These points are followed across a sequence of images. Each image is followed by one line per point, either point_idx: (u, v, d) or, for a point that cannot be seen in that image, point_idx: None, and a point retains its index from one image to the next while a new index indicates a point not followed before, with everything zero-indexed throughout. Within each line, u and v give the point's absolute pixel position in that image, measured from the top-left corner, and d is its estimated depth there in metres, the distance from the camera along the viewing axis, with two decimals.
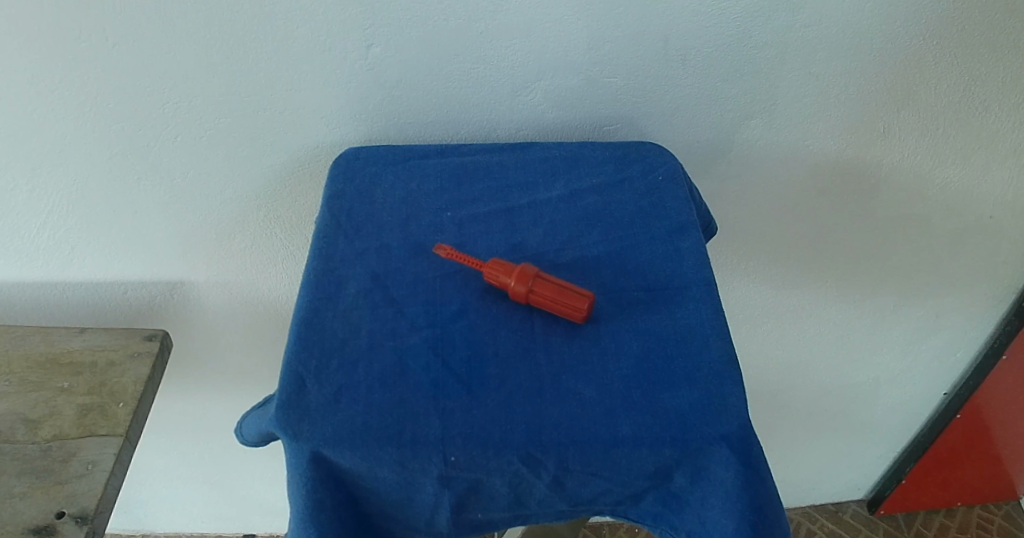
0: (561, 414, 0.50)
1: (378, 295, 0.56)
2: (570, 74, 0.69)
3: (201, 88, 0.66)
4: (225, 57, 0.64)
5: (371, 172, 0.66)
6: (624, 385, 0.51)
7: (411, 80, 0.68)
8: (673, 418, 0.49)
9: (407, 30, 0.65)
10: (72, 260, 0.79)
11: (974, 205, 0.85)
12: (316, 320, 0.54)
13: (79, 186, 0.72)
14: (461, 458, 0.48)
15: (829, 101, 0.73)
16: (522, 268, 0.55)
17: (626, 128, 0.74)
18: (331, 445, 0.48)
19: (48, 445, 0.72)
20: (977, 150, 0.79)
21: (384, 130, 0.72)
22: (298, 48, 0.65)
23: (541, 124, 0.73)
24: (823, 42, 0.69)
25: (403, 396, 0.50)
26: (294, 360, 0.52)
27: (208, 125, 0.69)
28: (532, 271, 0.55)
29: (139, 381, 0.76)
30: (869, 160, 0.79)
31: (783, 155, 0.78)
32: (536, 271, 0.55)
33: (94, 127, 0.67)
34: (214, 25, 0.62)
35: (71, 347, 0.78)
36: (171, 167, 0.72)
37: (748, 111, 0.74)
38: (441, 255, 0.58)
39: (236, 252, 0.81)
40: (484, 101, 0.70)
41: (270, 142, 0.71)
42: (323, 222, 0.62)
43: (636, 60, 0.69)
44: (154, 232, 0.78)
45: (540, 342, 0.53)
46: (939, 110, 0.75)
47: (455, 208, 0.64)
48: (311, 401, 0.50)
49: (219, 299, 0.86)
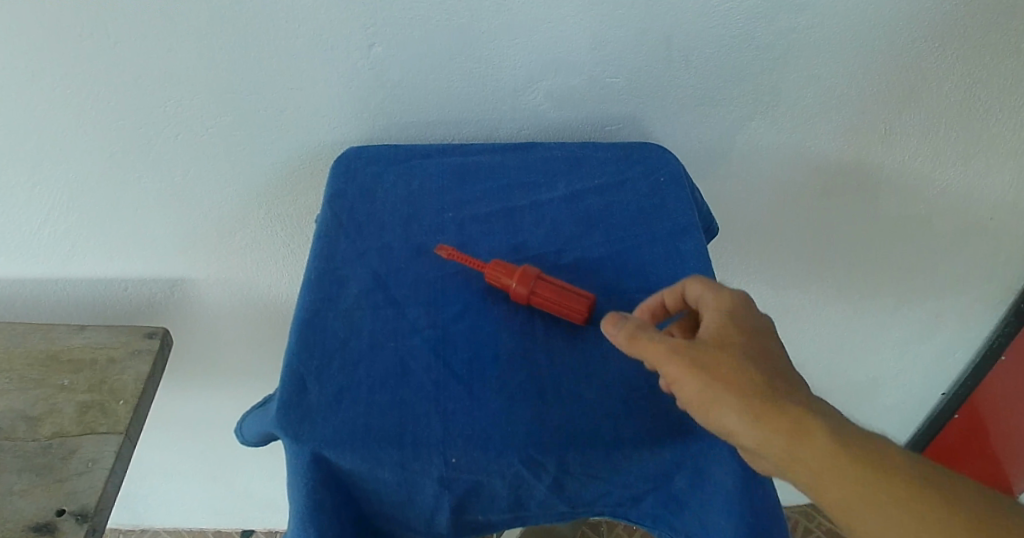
0: (561, 416, 0.50)
1: (379, 296, 0.56)
2: (572, 74, 0.69)
3: (203, 86, 0.66)
4: (226, 54, 0.64)
5: (373, 171, 0.66)
6: (625, 387, 0.51)
7: (412, 79, 0.68)
8: (673, 420, 0.50)
9: (409, 29, 0.65)
10: (73, 257, 0.79)
11: (976, 206, 0.84)
12: (317, 321, 0.54)
13: (79, 183, 0.72)
14: (462, 459, 0.48)
15: (831, 102, 0.73)
16: (523, 270, 0.55)
17: (628, 128, 0.74)
18: (331, 446, 0.48)
19: (48, 443, 0.72)
20: (977, 152, 0.79)
21: (386, 129, 0.72)
22: (301, 46, 0.65)
23: (543, 123, 0.73)
24: (825, 43, 0.69)
25: (404, 397, 0.50)
26: (295, 360, 0.52)
27: (209, 124, 0.69)
28: (534, 273, 0.55)
29: (140, 379, 0.76)
30: (870, 161, 0.79)
31: (785, 155, 0.78)
32: (537, 273, 0.55)
33: (94, 124, 0.67)
34: (217, 24, 0.62)
35: (71, 344, 0.78)
36: (172, 164, 0.72)
37: (750, 111, 0.73)
38: (443, 257, 0.59)
39: (237, 249, 0.81)
40: (486, 100, 0.70)
41: (272, 141, 0.71)
42: (324, 222, 0.61)
43: (638, 60, 0.68)
44: (154, 230, 0.78)
45: (542, 344, 0.54)
46: (940, 112, 0.75)
47: (457, 209, 0.64)
48: (312, 402, 0.50)
49: (220, 296, 0.86)
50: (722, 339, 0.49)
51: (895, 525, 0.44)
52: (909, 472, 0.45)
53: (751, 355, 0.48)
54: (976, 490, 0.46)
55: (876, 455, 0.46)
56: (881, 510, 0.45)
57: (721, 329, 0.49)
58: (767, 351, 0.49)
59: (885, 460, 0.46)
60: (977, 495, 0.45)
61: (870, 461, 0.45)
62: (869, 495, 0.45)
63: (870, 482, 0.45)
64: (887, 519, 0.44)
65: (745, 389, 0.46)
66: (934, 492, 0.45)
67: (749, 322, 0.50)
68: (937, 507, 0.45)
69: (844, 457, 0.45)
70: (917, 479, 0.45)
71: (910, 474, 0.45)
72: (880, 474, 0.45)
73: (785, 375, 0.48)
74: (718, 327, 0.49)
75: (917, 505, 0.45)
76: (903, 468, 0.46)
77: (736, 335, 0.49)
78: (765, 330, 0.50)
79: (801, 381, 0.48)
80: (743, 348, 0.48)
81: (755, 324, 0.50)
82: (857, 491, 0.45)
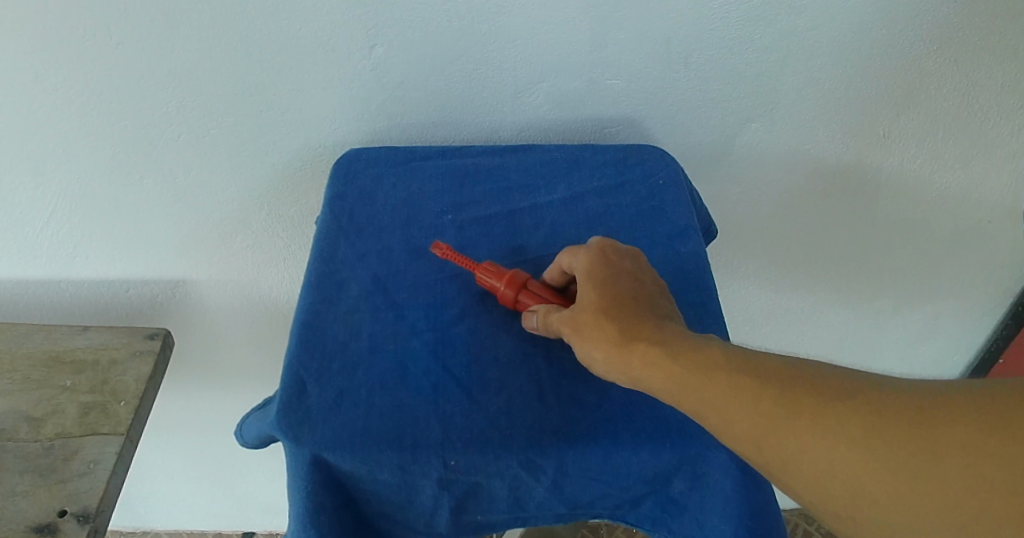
0: (560, 418, 0.50)
1: (379, 298, 0.56)
2: (572, 76, 0.69)
3: (205, 88, 0.66)
4: (228, 57, 0.65)
5: (373, 172, 0.66)
6: (623, 390, 0.51)
7: (412, 80, 0.68)
8: (672, 423, 0.50)
9: (409, 31, 0.65)
10: (75, 258, 0.80)
11: (975, 208, 0.84)
12: (317, 323, 0.54)
13: (81, 185, 0.72)
14: (461, 462, 0.48)
15: (830, 103, 0.73)
16: (512, 274, 0.55)
17: (627, 130, 0.74)
18: (331, 448, 0.48)
19: (51, 444, 0.72)
20: (976, 155, 0.79)
21: (387, 131, 0.72)
22: (301, 47, 0.65)
23: (543, 125, 0.73)
24: (825, 45, 0.69)
25: (403, 399, 0.51)
26: (295, 362, 0.52)
27: (210, 125, 0.69)
28: (522, 279, 0.55)
29: (141, 380, 0.77)
30: (870, 163, 0.79)
31: (785, 157, 0.78)
32: (525, 279, 0.55)
33: (95, 126, 0.68)
34: (218, 27, 0.63)
35: (74, 345, 0.79)
36: (174, 166, 0.72)
37: (749, 113, 0.74)
38: (436, 253, 0.58)
39: (237, 251, 0.81)
40: (486, 102, 0.71)
41: (273, 143, 0.72)
42: (325, 224, 0.62)
43: (638, 63, 0.69)
44: (156, 232, 0.78)
45: (540, 347, 0.54)
46: (938, 115, 0.75)
47: (457, 211, 0.64)
48: (312, 404, 0.50)
49: (221, 297, 0.86)
50: (587, 293, 0.51)
51: (770, 431, 0.43)
52: (780, 376, 0.44)
53: (610, 302, 0.50)
54: (856, 379, 0.43)
55: (740, 364, 0.45)
56: (753, 417, 0.43)
57: (585, 287, 0.52)
58: (629, 294, 0.51)
59: (751, 368, 0.45)
60: (857, 383, 0.43)
61: (733, 371, 0.45)
62: (738, 406, 0.44)
63: (736, 391, 0.44)
64: (760, 426, 0.43)
65: (607, 338, 0.49)
66: (809, 389, 0.43)
67: (612, 273, 0.53)
68: (811, 402, 0.42)
69: (705, 371, 0.45)
70: (788, 381, 0.43)
71: (781, 377, 0.44)
72: (746, 381, 0.44)
73: (647, 311, 0.50)
74: (584, 284, 0.52)
75: (790, 405, 0.43)
76: (772, 373, 0.44)
77: (599, 286, 0.51)
78: (629, 276, 0.53)
79: (670, 320, 0.50)
80: (603, 297, 0.51)
81: (618, 274, 0.52)
82: (726, 403, 0.44)
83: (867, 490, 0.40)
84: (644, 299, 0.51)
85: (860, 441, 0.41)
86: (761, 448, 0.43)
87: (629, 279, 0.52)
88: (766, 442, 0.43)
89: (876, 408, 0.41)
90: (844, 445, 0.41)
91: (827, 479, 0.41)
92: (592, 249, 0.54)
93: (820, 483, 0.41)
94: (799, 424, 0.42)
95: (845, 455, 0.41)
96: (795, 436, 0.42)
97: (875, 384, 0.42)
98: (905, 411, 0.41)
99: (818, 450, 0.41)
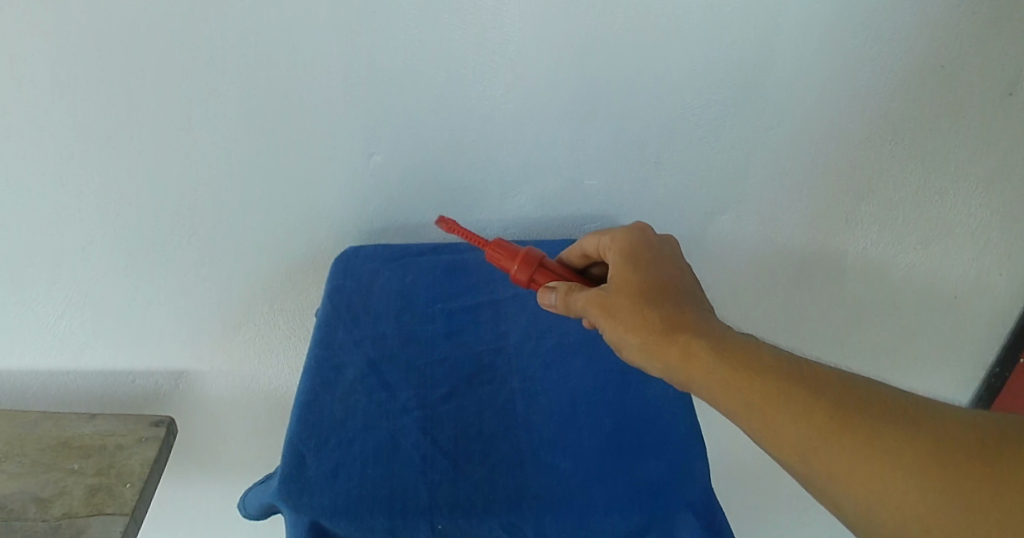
0: (539, 485, 0.55)
1: (373, 379, 0.61)
2: (553, 177, 0.77)
3: (220, 192, 0.74)
4: (242, 165, 0.72)
5: (370, 269, 0.70)
6: (598, 459, 0.56)
7: (410, 183, 0.76)
8: (643, 487, 0.55)
9: (407, 141, 0.73)
10: (84, 350, 0.84)
11: (935, 288, 0.90)
12: (316, 403, 0.59)
13: (98, 281, 0.78)
14: (448, 525, 0.53)
15: (785, 200, 0.81)
16: (526, 254, 0.62)
17: (603, 226, 0.82)
18: (329, 515, 0.52)
19: (58, 523, 0.75)
20: (931, 239, 0.86)
21: (383, 229, 0.80)
22: (308, 156, 0.73)
23: (526, 223, 0.81)
24: (776, 148, 0.77)
25: (395, 470, 0.55)
26: (295, 440, 0.56)
27: (222, 226, 0.76)
28: (535, 257, 0.63)
29: (146, 463, 0.80)
30: (829, 252, 0.86)
31: (749, 248, 0.85)
32: (537, 257, 0.63)
33: (117, 228, 0.74)
34: (235, 140, 0.70)
35: (83, 431, 0.82)
36: (185, 263, 0.78)
37: (714, 209, 0.81)
38: (442, 228, 0.64)
39: (240, 342, 0.86)
40: (475, 202, 0.78)
41: (280, 241, 0.79)
42: (324, 316, 0.66)
43: (611, 165, 0.77)
44: (165, 325, 0.84)
45: (521, 422, 0.59)
46: (892, 204, 0.82)
47: (446, 300, 0.69)
48: (310, 475, 0.54)
49: (222, 386, 0.90)
50: (625, 279, 0.59)
51: (818, 441, 0.49)
52: (830, 390, 0.51)
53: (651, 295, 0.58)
54: (901, 400, 0.50)
55: (791, 377, 0.51)
56: (795, 424, 0.50)
57: (629, 278, 0.59)
58: (669, 290, 0.58)
59: (803, 381, 0.51)
60: (904, 404, 0.50)
61: (781, 383, 0.51)
62: (786, 417, 0.50)
63: (785, 403, 0.51)
64: (810, 436, 0.50)
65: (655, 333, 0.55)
66: (858, 405, 0.50)
67: (651, 270, 0.60)
68: (861, 419, 0.49)
69: (758, 381, 0.52)
70: (837, 394, 0.50)
71: (833, 392, 0.50)
72: (798, 394, 0.51)
73: (688, 306, 0.57)
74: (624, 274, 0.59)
75: (839, 421, 0.49)
76: (822, 387, 0.51)
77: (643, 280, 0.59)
78: (667, 270, 0.60)
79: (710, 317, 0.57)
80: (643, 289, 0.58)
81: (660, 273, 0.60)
82: (778, 415, 0.51)
83: (906, 505, 0.47)
84: (681, 292, 0.59)
85: (903, 460, 0.48)
86: (805, 458, 0.50)
87: (668, 274, 0.60)
88: (814, 452, 0.50)
89: (920, 431, 0.48)
90: (889, 461, 0.48)
91: (870, 491, 0.48)
92: (626, 233, 0.63)
93: (859, 492, 0.49)
94: (848, 439, 0.49)
95: (889, 471, 0.48)
96: (843, 451, 0.49)
97: (919, 409, 0.49)
98: (947, 438, 0.48)
99: (863, 464, 0.48)
